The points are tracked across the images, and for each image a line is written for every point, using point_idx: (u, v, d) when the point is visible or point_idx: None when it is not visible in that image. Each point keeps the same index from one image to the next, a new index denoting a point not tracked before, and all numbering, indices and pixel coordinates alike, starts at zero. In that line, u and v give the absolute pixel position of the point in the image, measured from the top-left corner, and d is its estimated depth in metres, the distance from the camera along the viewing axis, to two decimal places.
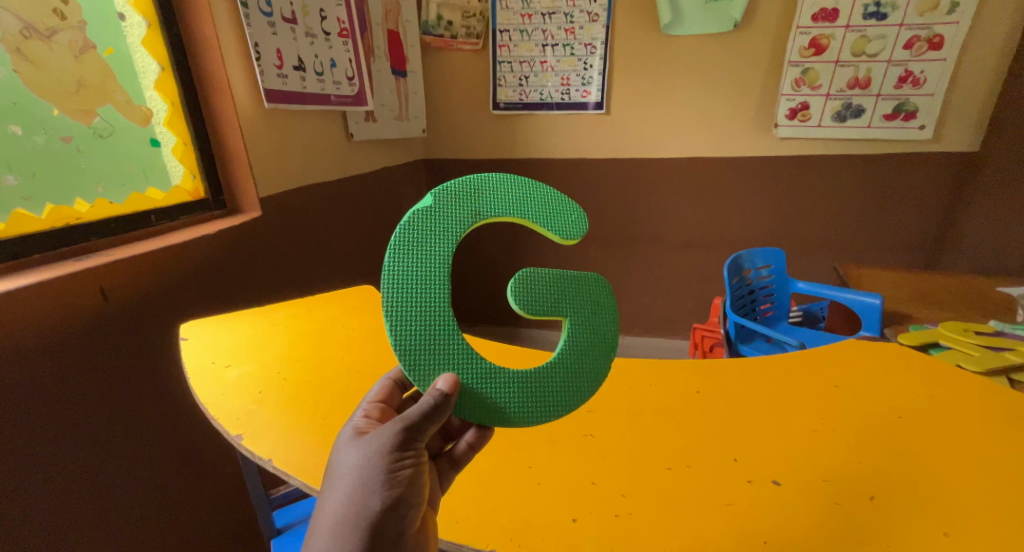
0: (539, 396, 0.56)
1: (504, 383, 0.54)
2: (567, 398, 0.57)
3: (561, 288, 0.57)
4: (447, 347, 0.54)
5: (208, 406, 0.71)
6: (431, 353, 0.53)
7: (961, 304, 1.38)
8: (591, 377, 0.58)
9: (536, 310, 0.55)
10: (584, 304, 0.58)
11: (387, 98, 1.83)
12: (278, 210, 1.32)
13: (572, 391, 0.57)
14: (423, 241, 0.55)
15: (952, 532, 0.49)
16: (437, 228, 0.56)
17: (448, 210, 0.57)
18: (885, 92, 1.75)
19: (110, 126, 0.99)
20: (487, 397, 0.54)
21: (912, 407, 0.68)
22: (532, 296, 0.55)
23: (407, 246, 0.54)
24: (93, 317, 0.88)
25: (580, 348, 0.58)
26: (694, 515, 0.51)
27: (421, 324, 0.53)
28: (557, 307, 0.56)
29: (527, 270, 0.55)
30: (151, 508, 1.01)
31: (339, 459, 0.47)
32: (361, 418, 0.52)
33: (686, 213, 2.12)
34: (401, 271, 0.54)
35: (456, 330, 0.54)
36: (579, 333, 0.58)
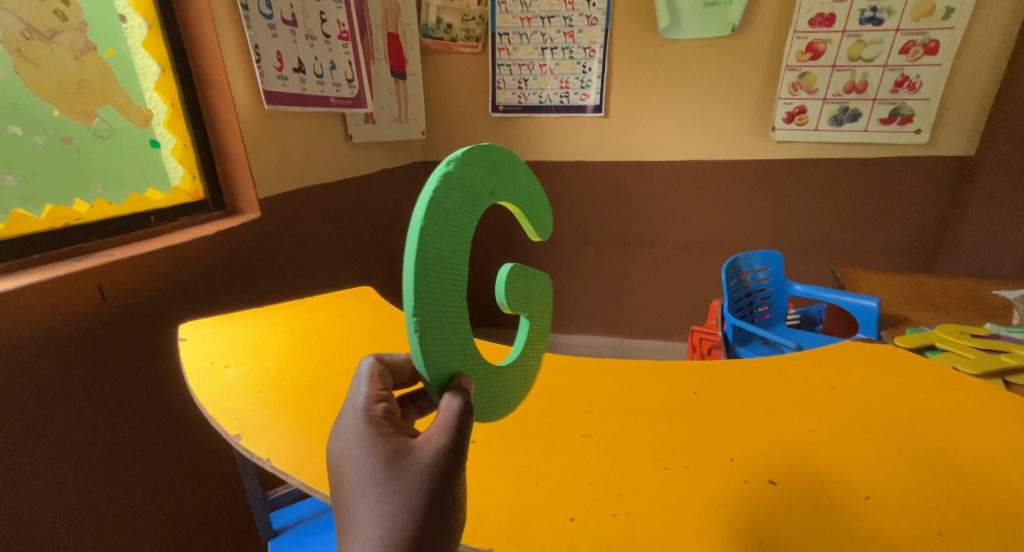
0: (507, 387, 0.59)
1: (491, 376, 0.55)
2: (523, 387, 0.62)
3: (531, 287, 0.61)
4: (463, 341, 0.50)
5: (206, 406, 0.71)
6: (448, 347, 0.49)
7: (958, 307, 1.38)
8: (533, 363, 0.63)
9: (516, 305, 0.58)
10: (539, 304, 0.63)
11: (386, 100, 1.84)
12: (277, 211, 1.32)
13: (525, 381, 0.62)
14: (454, 218, 0.48)
15: (946, 532, 0.49)
16: (466, 205, 0.49)
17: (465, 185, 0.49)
18: (881, 97, 1.77)
19: (110, 127, 0.99)
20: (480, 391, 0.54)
21: (908, 408, 0.68)
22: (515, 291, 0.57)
23: (440, 223, 0.47)
24: (92, 317, 0.88)
25: (532, 343, 0.63)
26: (691, 514, 0.52)
27: (443, 315, 0.48)
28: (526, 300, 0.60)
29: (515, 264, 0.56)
30: (149, 508, 1.01)
31: (389, 495, 0.41)
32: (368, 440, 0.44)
33: (684, 216, 2.13)
34: (433, 253, 0.46)
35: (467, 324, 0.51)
36: (534, 330, 0.63)
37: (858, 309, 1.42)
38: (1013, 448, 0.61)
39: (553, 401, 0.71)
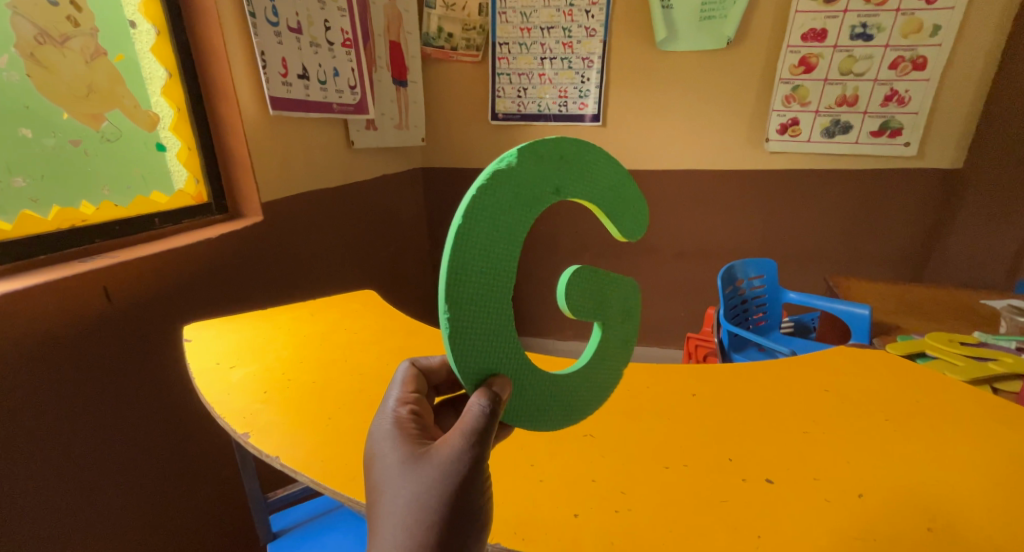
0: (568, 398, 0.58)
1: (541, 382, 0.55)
2: (591, 398, 0.60)
3: (603, 287, 0.58)
4: (502, 344, 0.52)
5: (213, 406, 0.72)
6: (484, 354, 0.51)
7: (947, 316, 1.42)
8: (609, 373, 0.62)
9: (580, 309, 0.55)
10: (618, 309, 0.61)
11: (387, 107, 1.86)
12: (279, 215, 1.33)
13: (593, 390, 0.61)
14: (498, 215, 0.49)
15: (935, 528, 0.51)
16: (516, 202, 0.50)
17: (521, 184, 0.49)
18: (871, 110, 1.81)
19: (117, 131, 1.01)
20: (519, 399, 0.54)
21: (899, 411, 0.70)
22: (585, 297, 0.55)
23: (480, 219, 0.48)
24: (97, 318, 0.89)
25: (604, 351, 0.61)
26: (691, 511, 0.53)
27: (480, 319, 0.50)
28: (598, 305, 0.58)
29: (590, 267, 0.54)
30: (148, 510, 1.00)
31: (407, 490, 0.43)
32: (393, 429, 0.48)
33: (680, 224, 2.16)
34: (470, 252, 0.48)
35: (512, 328, 0.52)
36: (606, 337, 0.60)
37: (851, 316, 1.45)
38: (1000, 450, 0.63)
39: None
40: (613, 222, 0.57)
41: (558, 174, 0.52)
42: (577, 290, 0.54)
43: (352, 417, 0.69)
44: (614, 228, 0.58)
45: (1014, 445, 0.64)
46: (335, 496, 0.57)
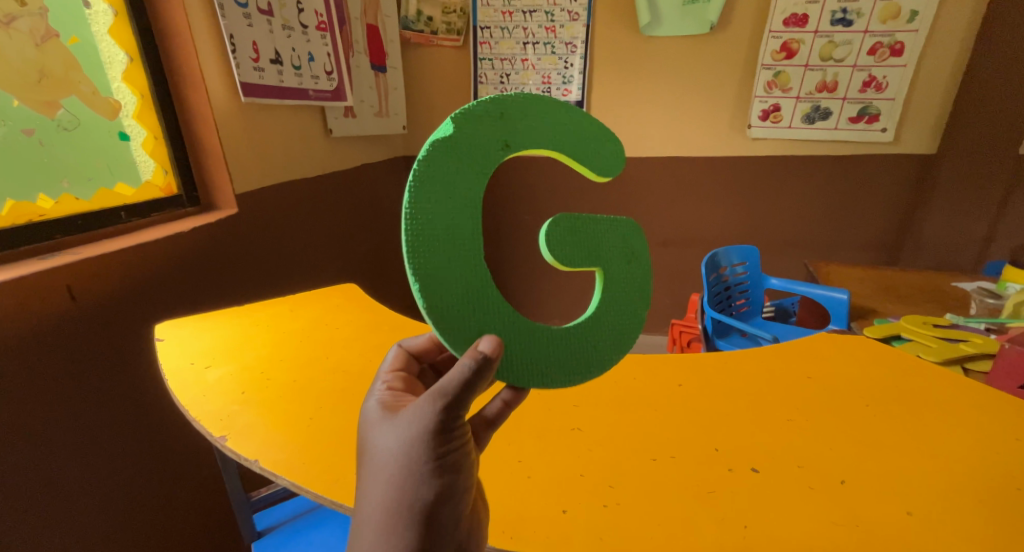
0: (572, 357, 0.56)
1: (540, 339, 0.54)
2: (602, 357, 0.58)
3: (598, 235, 0.56)
4: (480, 303, 0.52)
5: (187, 409, 0.69)
6: (460, 314, 0.51)
7: (922, 298, 1.45)
8: (623, 328, 0.59)
9: (567, 259, 0.53)
10: (619, 256, 0.57)
11: (366, 93, 1.81)
12: (255, 207, 1.29)
13: (605, 347, 0.58)
14: (446, 176, 0.50)
15: (914, 512, 0.52)
16: (464, 158, 0.50)
17: (483, 130, 0.51)
18: (850, 96, 1.83)
19: (75, 119, 0.95)
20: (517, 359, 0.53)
21: (877, 396, 0.72)
22: (575, 251, 0.54)
23: (427, 179, 0.49)
24: (61, 318, 0.84)
25: (614, 306, 0.58)
26: (679, 503, 0.53)
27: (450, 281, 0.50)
28: (593, 255, 0.55)
29: (567, 213, 0.53)
30: (125, 514, 0.98)
31: (381, 442, 0.45)
32: (385, 389, 0.52)
33: (664, 211, 2.17)
34: (427, 217, 0.49)
35: (490, 286, 0.52)
36: (613, 286, 0.57)
37: (830, 300, 1.49)
38: (975, 433, 0.64)
39: (543, 395, 0.72)
40: (584, 163, 0.55)
41: (519, 122, 0.53)
42: (559, 237, 0.53)
43: (336, 417, 0.67)
44: (587, 169, 0.55)
45: (989, 429, 0.65)
46: (317, 499, 0.55)
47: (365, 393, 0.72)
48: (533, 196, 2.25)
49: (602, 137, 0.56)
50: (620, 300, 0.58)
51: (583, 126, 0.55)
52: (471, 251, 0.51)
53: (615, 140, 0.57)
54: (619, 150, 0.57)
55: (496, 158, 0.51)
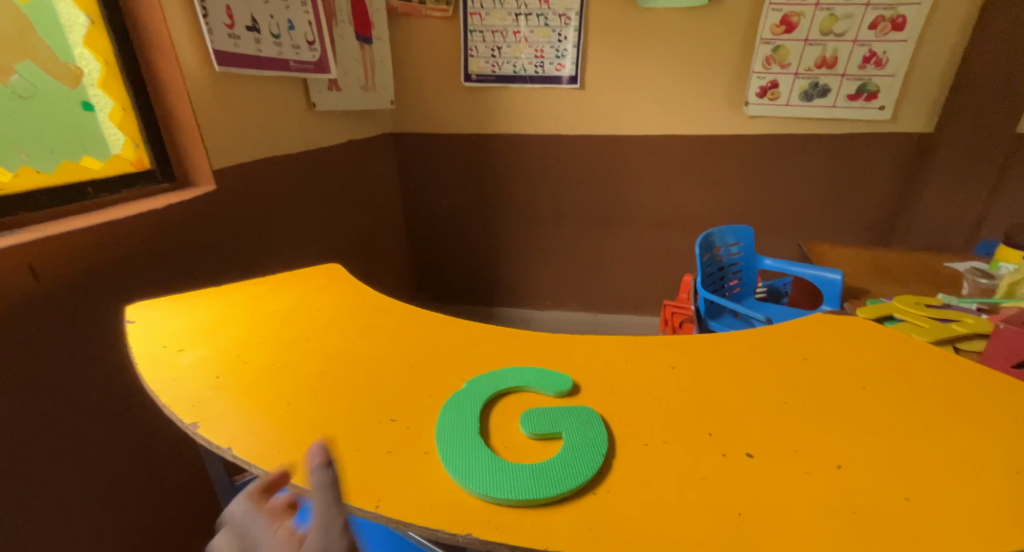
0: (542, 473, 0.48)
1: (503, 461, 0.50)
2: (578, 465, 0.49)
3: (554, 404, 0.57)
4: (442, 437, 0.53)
5: (157, 395, 0.63)
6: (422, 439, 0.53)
7: (915, 278, 1.44)
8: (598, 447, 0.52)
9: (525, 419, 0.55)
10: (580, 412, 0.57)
11: (352, 66, 1.74)
12: (234, 184, 1.23)
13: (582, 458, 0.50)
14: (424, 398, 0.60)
15: (913, 497, 0.49)
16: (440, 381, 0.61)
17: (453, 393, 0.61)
18: (850, 72, 1.79)
19: (31, 86, 0.88)
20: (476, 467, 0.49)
21: (874, 378, 0.69)
22: (528, 423, 0.54)
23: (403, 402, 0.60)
24: (26, 299, 0.80)
25: (583, 433, 0.53)
26: (674, 489, 0.48)
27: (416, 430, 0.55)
28: (552, 415, 0.56)
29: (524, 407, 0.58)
30: (107, 502, 0.94)
31: None
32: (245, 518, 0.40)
33: (658, 191, 2.13)
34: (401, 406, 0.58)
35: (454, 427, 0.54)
36: (578, 421, 0.55)
37: (822, 281, 1.49)
38: (975, 415, 0.62)
39: None
40: (542, 387, 0.61)
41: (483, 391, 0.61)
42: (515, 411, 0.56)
43: (314, 400, 0.61)
44: (547, 390, 0.61)
45: (988, 410, 0.63)
46: (294, 491, 0.49)
47: (349, 375, 0.66)
48: (526, 175, 2.21)
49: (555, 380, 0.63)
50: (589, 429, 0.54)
51: (538, 380, 0.63)
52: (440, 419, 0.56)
53: (567, 378, 0.64)
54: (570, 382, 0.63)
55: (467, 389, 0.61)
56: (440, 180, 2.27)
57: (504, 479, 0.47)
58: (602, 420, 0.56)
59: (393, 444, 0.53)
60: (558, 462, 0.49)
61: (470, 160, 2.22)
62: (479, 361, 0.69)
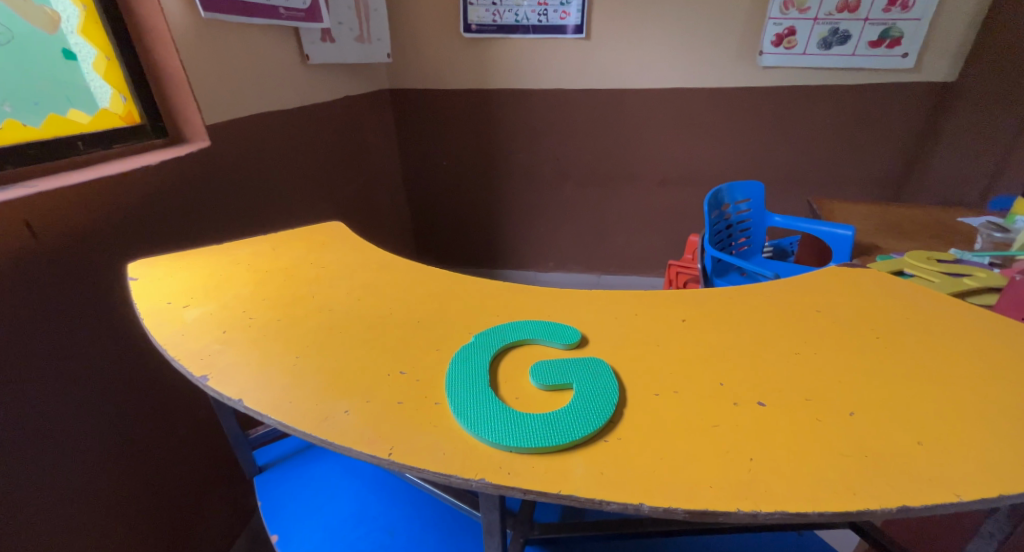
0: (553, 420, 0.48)
1: (515, 410, 0.50)
2: (588, 413, 0.49)
3: (565, 359, 0.57)
4: (455, 388, 0.53)
5: (166, 348, 0.63)
6: (432, 397, 0.52)
7: (927, 234, 1.41)
8: (608, 394, 0.51)
9: (534, 372, 0.55)
10: (588, 364, 0.56)
11: (346, 15, 1.65)
12: (228, 139, 1.19)
13: (592, 406, 0.50)
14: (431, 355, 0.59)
15: (925, 441, 0.46)
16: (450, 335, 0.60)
17: (466, 346, 0.60)
18: (873, 17, 1.71)
19: (8, 31, 0.83)
20: (488, 415, 0.49)
21: (890, 327, 0.66)
22: (537, 376, 0.54)
23: (410, 360, 0.58)
24: (26, 256, 0.79)
25: (593, 382, 0.53)
26: (684, 437, 0.47)
27: (425, 386, 0.54)
28: (562, 366, 0.55)
29: (534, 361, 0.57)
30: (126, 455, 0.97)
31: None
32: None
33: (665, 148, 2.07)
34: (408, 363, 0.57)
35: (465, 379, 0.54)
36: (587, 372, 0.54)
37: (834, 238, 1.46)
38: (994, 359, 0.60)
39: None
40: (550, 339, 0.60)
41: (493, 341, 0.60)
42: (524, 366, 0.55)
43: (324, 354, 0.60)
44: (555, 342, 0.60)
45: (1007, 353, 0.61)
46: (307, 439, 0.49)
47: (357, 331, 0.65)
48: (529, 132, 2.14)
49: (562, 331, 0.62)
50: (599, 379, 0.54)
51: (546, 330, 0.62)
52: (451, 371, 0.55)
53: (576, 329, 0.63)
54: (577, 334, 0.62)
55: (480, 343, 0.60)
56: (440, 137, 2.21)
57: (516, 427, 0.47)
58: (613, 371, 0.56)
59: (403, 395, 0.53)
60: (570, 411, 0.49)
61: (471, 117, 2.15)
62: (485, 314, 0.68)
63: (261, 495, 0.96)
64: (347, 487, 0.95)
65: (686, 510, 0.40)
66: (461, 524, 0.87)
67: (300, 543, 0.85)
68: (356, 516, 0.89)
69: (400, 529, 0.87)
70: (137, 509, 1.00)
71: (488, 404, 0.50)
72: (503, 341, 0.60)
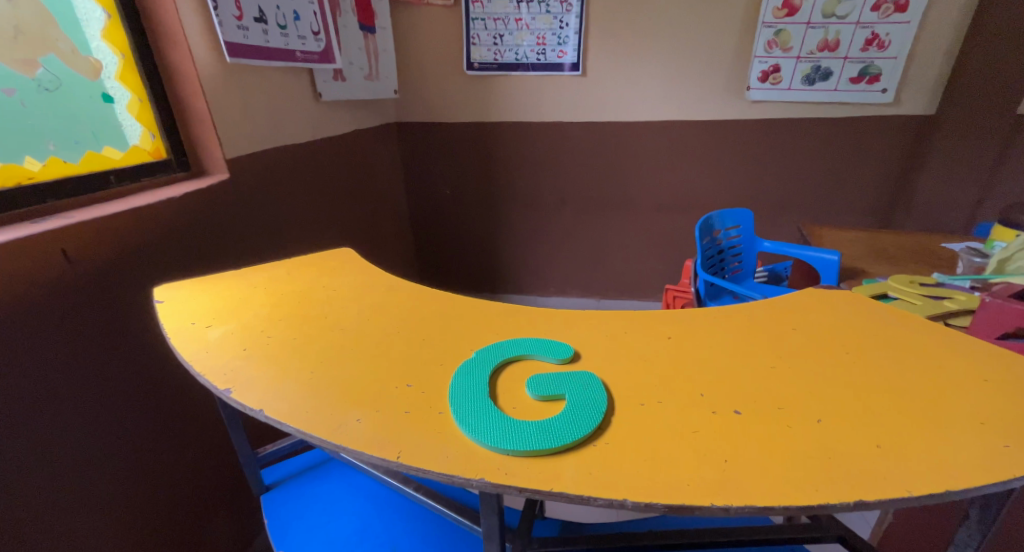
0: (548, 427, 0.53)
1: (512, 419, 0.54)
2: (580, 419, 0.54)
3: (559, 373, 0.62)
4: (458, 399, 0.57)
5: (191, 365, 0.68)
6: (438, 407, 0.57)
7: (910, 259, 1.47)
8: (598, 403, 0.56)
9: (531, 384, 0.60)
10: (579, 376, 0.61)
11: (356, 55, 1.77)
12: (246, 172, 1.27)
13: (584, 413, 0.54)
14: (436, 371, 0.64)
15: (883, 445, 0.51)
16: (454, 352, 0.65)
17: (468, 362, 0.65)
18: (851, 55, 1.82)
19: (55, 79, 0.92)
20: (489, 423, 0.53)
21: (861, 342, 0.71)
22: (533, 387, 0.59)
23: (417, 375, 0.63)
24: (60, 280, 0.85)
25: (584, 393, 0.58)
26: (665, 442, 0.51)
27: (431, 398, 0.59)
28: (556, 379, 0.60)
29: (530, 374, 0.62)
30: (139, 471, 1.01)
31: None
32: None
33: (659, 177, 2.16)
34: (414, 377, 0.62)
35: (468, 391, 0.59)
36: (579, 384, 0.59)
37: (820, 263, 1.51)
38: (955, 370, 0.64)
39: None
40: (545, 354, 0.66)
41: (492, 356, 0.65)
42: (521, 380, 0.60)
43: (337, 369, 0.65)
44: (549, 357, 0.65)
45: (967, 362, 0.65)
46: (322, 445, 0.53)
47: (368, 347, 0.70)
48: (528, 163, 2.24)
49: (556, 347, 0.67)
50: (589, 390, 0.58)
51: (541, 346, 0.67)
52: (454, 383, 0.60)
53: (568, 344, 0.68)
54: (569, 350, 0.67)
55: (481, 358, 0.65)
56: (443, 168, 2.31)
57: (514, 434, 0.52)
58: (602, 383, 0.60)
59: (410, 405, 0.57)
60: (563, 419, 0.54)
61: (473, 148, 2.25)
62: (486, 332, 0.73)
63: (268, 512, 0.99)
64: (352, 504, 0.98)
65: (666, 504, 0.44)
66: (462, 539, 0.90)
67: None
68: (360, 533, 0.92)
69: (402, 545, 0.89)
70: (147, 527, 1.03)
71: (489, 413, 0.55)
72: (501, 357, 0.65)
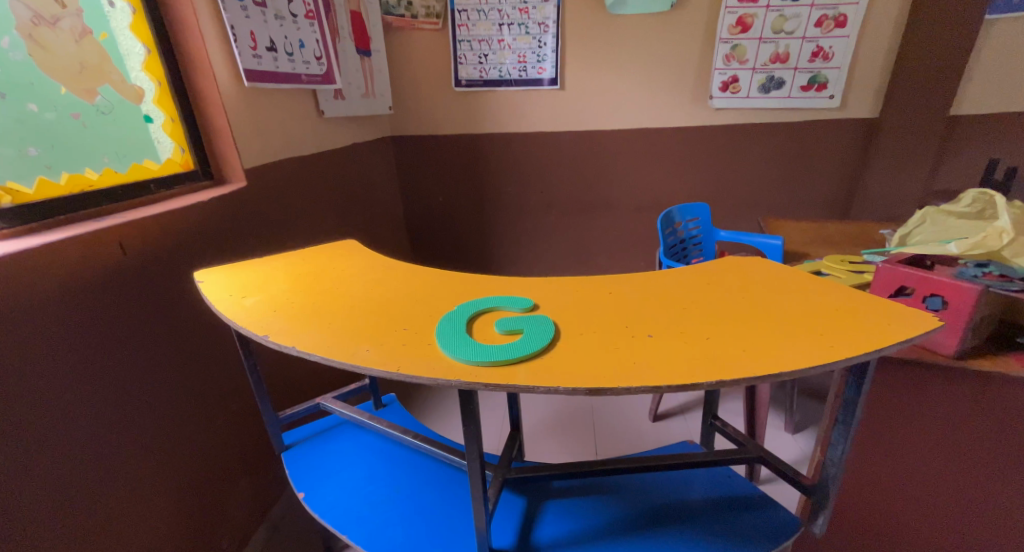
0: (510, 347, 0.71)
1: (484, 344, 0.73)
2: (534, 342, 0.72)
3: (522, 316, 0.81)
4: (445, 334, 0.76)
5: (233, 322, 0.86)
6: (429, 341, 0.76)
7: (850, 243, 1.67)
8: (549, 333, 0.75)
9: (499, 323, 0.78)
10: (537, 318, 0.79)
11: (354, 76, 1.97)
12: (261, 180, 1.46)
13: (538, 339, 0.73)
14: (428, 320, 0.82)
15: (750, 349, 0.67)
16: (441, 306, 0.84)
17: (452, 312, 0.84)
18: (800, 66, 2.04)
19: (108, 104, 1.12)
20: (467, 347, 0.72)
21: (763, 285, 0.87)
22: (501, 325, 0.77)
23: (413, 322, 0.82)
24: (116, 267, 1.04)
25: (539, 327, 0.76)
26: (592, 354, 0.69)
27: (423, 336, 0.77)
28: (518, 320, 0.79)
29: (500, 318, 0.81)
30: (176, 433, 1.19)
31: None
32: None
33: (635, 179, 2.37)
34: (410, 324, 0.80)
35: (452, 329, 0.77)
36: (536, 322, 0.78)
37: (767, 247, 1.71)
38: (829, 300, 0.80)
39: None
40: (511, 305, 0.84)
41: (471, 308, 0.84)
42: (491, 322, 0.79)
43: (348, 321, 0.84)
44: (515, 307, 0.84)
45: (840, 295, 0.81)
46: (340, 366, 0.72)
47: (372, 306, 0.88)
48: (515, 170, 2.44)
49: (520, 301, 0.86)
50: (544, 325, 0.77)
51: (508, 301, 0.86)
52: (441, 325, 0.79)
53: (531, 299, 0.87)
54: (531, 302, 0.86)
55: (462, 310, 0.84)
56: (437, 176, 2.51)
57: (483, 352, 0.70)
58: (553, 322, 0.79)
59: (406, 340, 0.76)
60: (520, 342, 0.72)
61: (463, 157, 2.45)
62: (466, 294, 0.91)
63: (290, 465, 1.16)
64: (362, 456, 1.16)
65: (586, 388, 0.62)
66: (454, 475, 1.08)
67: (322, 496, 1.05)
68: (368, 476, 1.10)
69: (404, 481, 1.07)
70: (183, 481, 1.21)
71: (467, 342, 0.73)
72: (478, 309, 0.84)
